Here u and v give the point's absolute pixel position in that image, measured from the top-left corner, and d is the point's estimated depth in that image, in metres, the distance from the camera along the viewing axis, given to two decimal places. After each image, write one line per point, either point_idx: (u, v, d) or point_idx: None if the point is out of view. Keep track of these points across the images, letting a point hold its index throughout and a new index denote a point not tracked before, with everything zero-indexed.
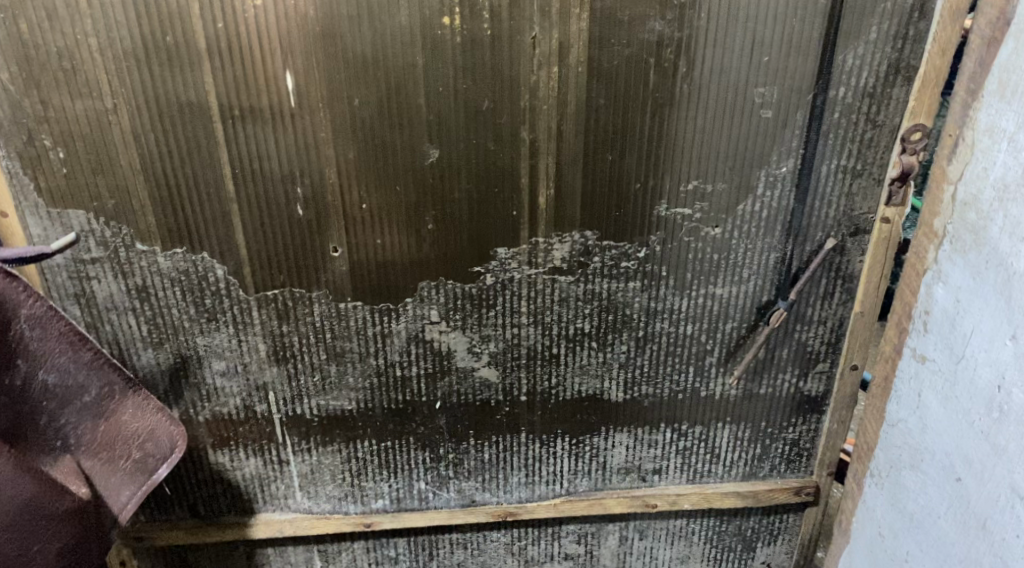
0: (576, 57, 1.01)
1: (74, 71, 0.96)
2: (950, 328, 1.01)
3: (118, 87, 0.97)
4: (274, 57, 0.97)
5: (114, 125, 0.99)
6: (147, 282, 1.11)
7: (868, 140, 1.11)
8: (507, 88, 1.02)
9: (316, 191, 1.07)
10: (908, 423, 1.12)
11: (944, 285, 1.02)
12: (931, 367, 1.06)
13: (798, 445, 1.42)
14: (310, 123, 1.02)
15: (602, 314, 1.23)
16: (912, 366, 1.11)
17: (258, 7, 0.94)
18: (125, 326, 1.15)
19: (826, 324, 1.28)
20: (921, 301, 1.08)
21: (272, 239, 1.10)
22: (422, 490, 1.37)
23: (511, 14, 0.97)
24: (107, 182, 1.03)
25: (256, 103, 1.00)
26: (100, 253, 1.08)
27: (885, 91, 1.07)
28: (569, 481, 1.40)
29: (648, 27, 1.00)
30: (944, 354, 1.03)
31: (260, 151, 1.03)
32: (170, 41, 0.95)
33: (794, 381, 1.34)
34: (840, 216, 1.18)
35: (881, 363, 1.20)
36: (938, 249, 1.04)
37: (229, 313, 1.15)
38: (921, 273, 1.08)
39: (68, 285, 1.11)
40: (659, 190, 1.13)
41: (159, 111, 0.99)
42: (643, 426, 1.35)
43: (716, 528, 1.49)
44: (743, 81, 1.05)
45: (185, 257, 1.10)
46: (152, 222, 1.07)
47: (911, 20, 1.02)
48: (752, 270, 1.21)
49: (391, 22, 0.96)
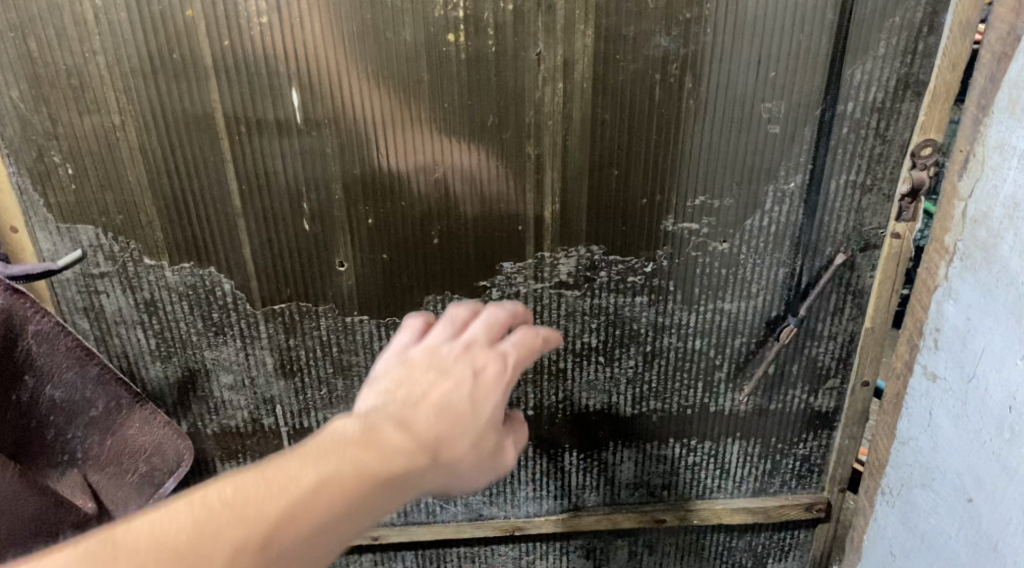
0: (582, 72, 1.01)
1: (82, 88, 0.96)
2: (961, 346, 0.99)
3: (125, 104, 0.97)
4: (280, 74, 0.97)
5: (123, 141, 1.00)
6: (155, 296, 1.12)
7: (878, 155, 1.10)
8: (512, 104, 1.02)
9: (323, 206, 1.07)
10: (920, 442, 1.10)
11: (954, 302, 1.01)
12: (942, 386, 1.05)
13: (809, 461, 1.42)
14: (317, 140, 1.02)
15: (609, 328, 1.24)
16: (923, 384, 1.10)
17: (264, 25, 0.94)
18: (134, 339, 1.16)
19: (837, 339, 1.27)
20: (932, 317, 1.06)
21: (279, 254, 1.10)
22: (430, 504, 1.45)
23: (516, 30, 0.97)
24: (115, 196, 1.04)
25: (261, 117, 1.00)
26: (109, 267, 1.09)
27: (895, 106, 1.06)
28: (578, 496, 1.44)
29: (654, 43, 1.00)
30: (955, 372, 1.02)
31: (267, 167, 1.03)
32: (177, 58, 0.95)
33: (804, 397, 1.33)
34: (850, 231, 1.16)
35: (893, 379, 1.19)
36: (948, 265, 1.02)
37: (237, 327, 1.15)
38: (932, 290, 1.06)
39: (78, 299, 1.12)
40: (665, 205, 1.12)
41: (165, 127, 0.99)
42: (652, 441, 1.38)
43: (727, 543, 1.50)
44: (750, 96, 1.04)
45: (193, 271, 1.10)
46: (160, 237, 1.07)
47: (921, 34, 1.01)
48: (761, 285, 1.20)
49: (396, 38, 0.96)
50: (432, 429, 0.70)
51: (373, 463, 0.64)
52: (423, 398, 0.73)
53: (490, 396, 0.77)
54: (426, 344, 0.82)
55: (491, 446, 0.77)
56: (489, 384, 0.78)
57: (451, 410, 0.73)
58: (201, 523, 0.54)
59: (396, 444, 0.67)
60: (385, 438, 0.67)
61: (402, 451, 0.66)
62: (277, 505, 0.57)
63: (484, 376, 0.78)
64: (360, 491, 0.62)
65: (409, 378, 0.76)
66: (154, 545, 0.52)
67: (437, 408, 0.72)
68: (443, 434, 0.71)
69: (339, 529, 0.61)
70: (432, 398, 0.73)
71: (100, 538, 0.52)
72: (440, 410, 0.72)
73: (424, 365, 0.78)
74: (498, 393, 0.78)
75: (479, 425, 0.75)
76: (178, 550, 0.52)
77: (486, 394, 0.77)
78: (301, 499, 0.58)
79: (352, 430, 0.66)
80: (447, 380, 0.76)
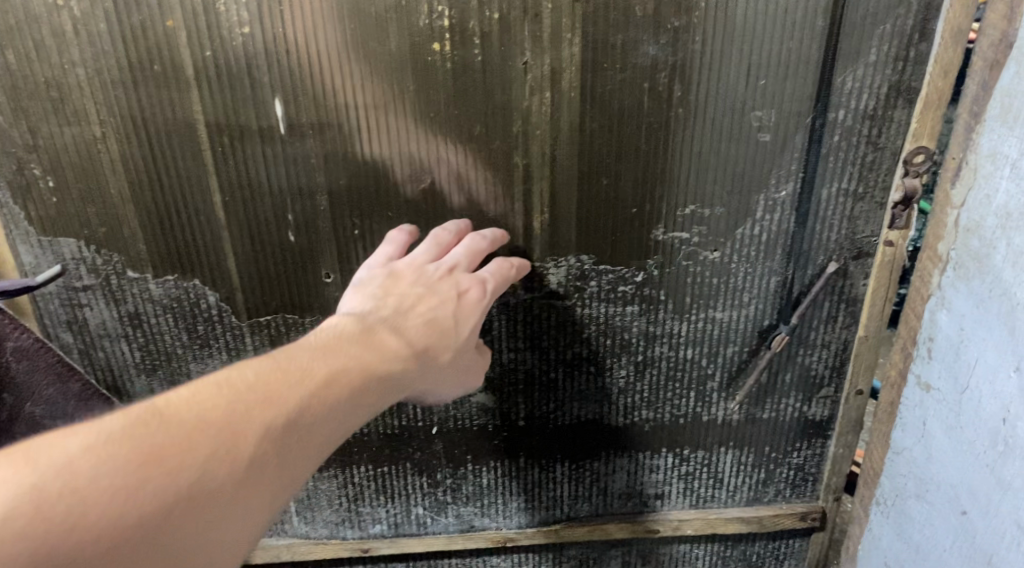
0: (569, 81, 0.99)
1: (62, 100, 0.94)
2: (955, 356, 0.98)
3: (106, 116, 0.95)
4: (264, 85, 0.96)
5: (104, 153, 0.98)
6: (139, 309, 1.10)
7: (870, 162, 1.08)
8: (500, 113, 1.01)
9: (308, 216, 1.05)
10: (914, 452, 1.09)
11: (948, 312, 1.00)
12: (936, 396, 1.03)
13: (803, 470, 1.43)
14: (301, 150, 1.00)
15: (599, 339, 1.25)
16: (917, 394, 1.09)
17: (247, 36, 0.92)
18: (118, 352, 1.14)
19: (829, 347, 1.27)
20: (925, 327, 1.05)
21: (265, 264, 1.08)
22: (421, 515, 1.47)
23: (502, 39, 0.96)
24: (97, 209, 1.02)
25: (245, 127, 0.98)
26: (92, 280, 1.07)
27: (887, 112, 1.04)
28: (570, 506, 1.46)
29: (642, 51, 0.98)
30: (949, 382, 1.00)
31: (252, 177, 1.02)
32: (158, 69, 0.93)
33: (797, 406, 1.34)
34: (842, 239, 1.15)
35: (886, 388, 1.17)
36: (942, 274, 1.01)
37: (222, 339, 1.13)
38: (925, 299, 1.05)
39: (61, 312, 1.10)
40: (655, 215, 1.11)
41: (148, 138, 0.97)
42: (644, 451, 1.39)
43: (721, 553, 1.53)
44: (739, 103, 1.02)
45: (177, 284, 1.08)
46: (143, 250, 1.06)
47: (912, 41, 0.99)
48: (753, 294, 1.20)
49: (380, 48, 0.95)
50: (421, 336, 0.86)
51: (370, 360, 0.78)
52: (414, 307, 0.89)
53: (471, 315, 0.94)
54: (414, 262, 0.97)
55: (464, 358, 0.95)
56: (470, 303, 0.95)
57: (438, 322, 0.89)
58: (234, 397, 0.66)
59: (392, 347, 0.82)
60: (382, 340, 0.82)
61: (398, 355, 0.81)
62: (299, 389, 0.69)
63: (466, 297, 0.95)
64: (359, 380, 0.75)
65: (400, 288, 0.92)
66: (197, 411, 0.63)
67: (426, 319, 0.88)
68: (430, 343, 0.87)
69: (348, 415, 0.74)
70: (423, 310, 0.89)
71: (146, 406, 0.63)
72: (430, 320, 0.89)
73: (412, 279, 0.94)
74: (477, 312, 0.95)
75: (459, 337, 0.91)
76: (217, 420, 0.63)
77: (467, 312, 0.94)
78: (318, 387, 0.71)
79: (352, 330, 0.82)
80: (434, 296, 0.92)
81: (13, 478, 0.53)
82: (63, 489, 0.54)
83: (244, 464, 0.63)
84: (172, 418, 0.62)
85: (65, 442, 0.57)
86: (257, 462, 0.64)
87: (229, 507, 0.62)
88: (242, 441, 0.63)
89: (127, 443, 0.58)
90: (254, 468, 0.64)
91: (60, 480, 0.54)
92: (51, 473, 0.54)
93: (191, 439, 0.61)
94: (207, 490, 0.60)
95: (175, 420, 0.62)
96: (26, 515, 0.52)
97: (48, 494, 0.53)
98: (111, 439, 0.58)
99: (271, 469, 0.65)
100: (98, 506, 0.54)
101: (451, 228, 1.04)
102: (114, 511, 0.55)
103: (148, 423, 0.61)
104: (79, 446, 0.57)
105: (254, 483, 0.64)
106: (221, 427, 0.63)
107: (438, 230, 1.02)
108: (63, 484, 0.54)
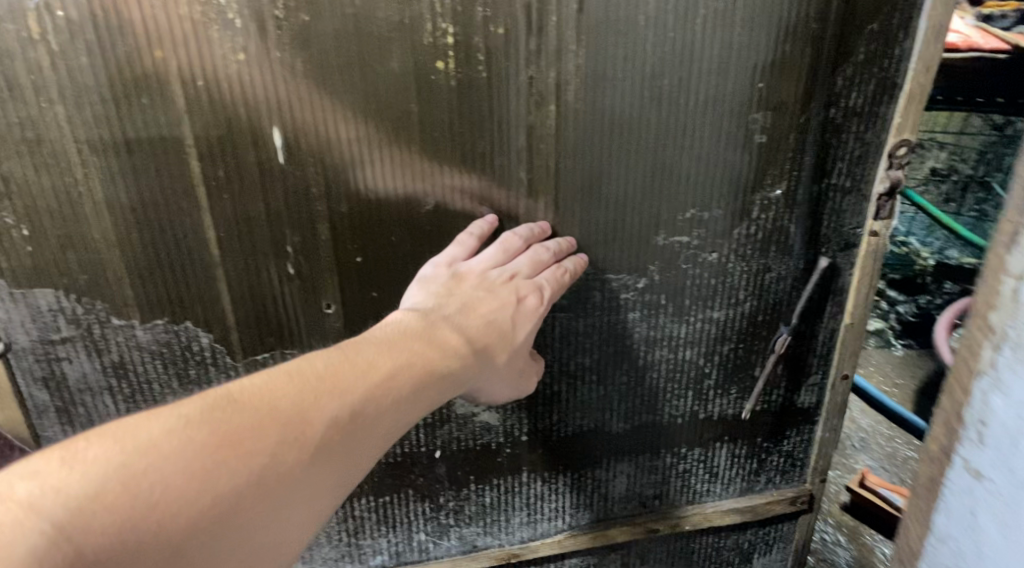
0: (574, 94, 0.96)
1: (39, 141, 0.84)
2: (1016, 450, 0.72)
3: (89, 156, 0.86)
4: (259, 114, 0.88)
5: (86, 196, 0.88)
6: (125, 358, 1.02)
7: (857, 157, 1.11)
8: (504, 129, 0.97)
9: (307, 247, 0.98)
10: (963, 548, 0.82)
11: (1007, 396, 0.72)
12: (987, 492, 0.76)
13: (792, 456, 1.48)
14: (301, 180, 0.93)
15: (602, 348, 1.25)
16: (964, 481, 0.80)
17: (243, 63, 0.84)
18: (101, 407, 1.05)
19: (818, 337, 1.31)
20: (976, 406, 0.77)
21: (263, 301, 1.01)
22: (422, 541, 1.44)
23: (506, 55, 0.92)
24: (78, 256, 0.92)
25: (242, 159, 0.90)
26: (72, 332, 0.98)
27: (873, 109, 1.07)
28: (572, 516, 1.47)
29: (644, 60, 0.96)
30: (1007, 480, 0.74)
31: (249, 212, 0.94)
32: (147, 104, 0.84)
33: (788, 395, 1.39)
34: (831, 233, 1.19)
35: (925, 461, 0.88)
36: (997, 348, 0.73)
37: (215, 383, 1.06)
38: (972, 371, 0.78)
39: (37, 369, 1.00)
40: (656, 222, 1.11)
41: (137, 176, 0.88)
42: (644, 454, 1.41)
43: (715, 544, 1.57)
44: (738, 108, 1.03)
45: (167, 328, 1.01)
46: (130, 295, 0.97)
47: (896, 39, 1.02)
48: (748, 291, 1.23)
49: (383, 69, 0.89)
50: (479, 336, 0.94)
51: (428, 358, 0.85)
52: (473, 309, 0.95)
53: (527, 322, 0.99)
54: (481, 260, 1.00)
55: (517, 363, 1.02)
56: (527, 311, 0.99)
57: (494, 326, 0.96)
58: (301, 386, 0.72)
59: (450, 346, 0.89)
60: (440, 337, 0.89)
61: (456, 352, 0.90)
62: (360, 384, 0.76)
63: (524, 305, 0.99)
64: (416, 376, 0.83)
65: (462, 290, 0.96)
66: (269, 399, 0.70)
67: (484, 321, 0.95)
68: (488, 344, 0.95)
69: (404, 408, 0.80)
70: (482, 314, 0.95)
71: (221, 393, 0.70)
72: (487, 323, 0.95)
73: (475, 283, 0.97)
74: (533, 321, 1.00)
75: (515, 340, 0.99)
76: (288, 409, 0.70)
77: (523, 319, 0.99)
78: (378, 382, 0.78)
79: (416, 326, 0.89)
80: (495, 300, 0.97)
81: (103, 459, 0.60)
82: (147, 469, 0.60)
83: (310, 450, 0.69)
84: (247, 404, 0.69)
85: (149, 424, 0.64)
86: (322, 448, 0.70)
87: (296, 489, 0.68)
88: (310, 429, 0.70)
89: (205, 426, 0.65)
90: (320, 453, 0.70)
91: (145, 461, 0.61)
92: (136, 453, 0.61)
93: (264, 425, 0.68)
94: (278, 472, 0.67)
95: (248, 407, 0.68)
96: (111, 495, 0.58)
97: (131, 475, 0.59)
98: (190, 422, 0.65)
99: (335, 453, 0.72)
100: (175, 487, 0.61)
101: (522, 232, 1.03)
102: (189, 491, 0.61)
103: (226, 408, 0.68)
104: (163, 429, 0.63)
105: (317, 469, 0.70)
106: (289, 415, 0.70)
107: (509, 234, 1.02)
108: (144, 465, 0.60)
